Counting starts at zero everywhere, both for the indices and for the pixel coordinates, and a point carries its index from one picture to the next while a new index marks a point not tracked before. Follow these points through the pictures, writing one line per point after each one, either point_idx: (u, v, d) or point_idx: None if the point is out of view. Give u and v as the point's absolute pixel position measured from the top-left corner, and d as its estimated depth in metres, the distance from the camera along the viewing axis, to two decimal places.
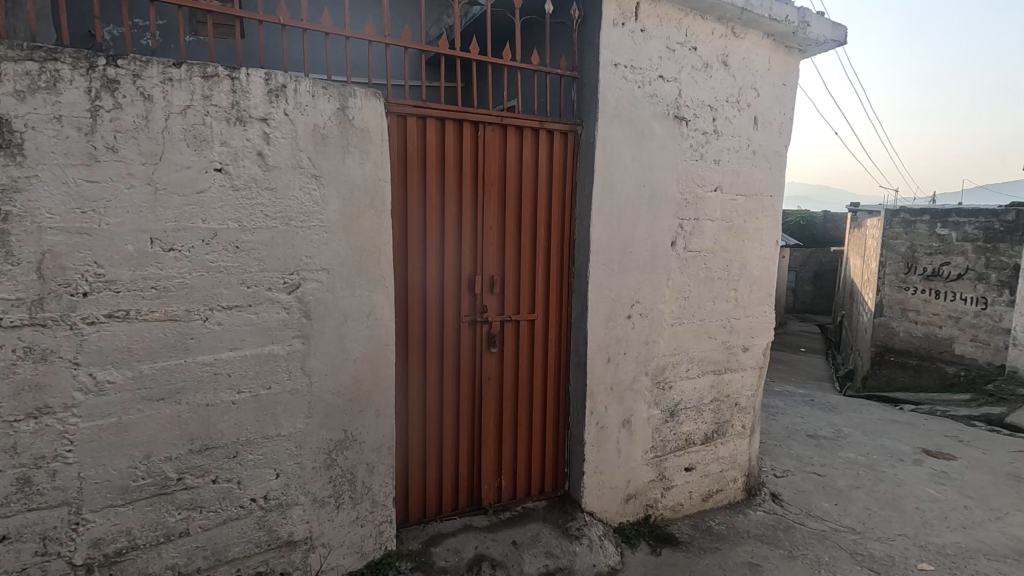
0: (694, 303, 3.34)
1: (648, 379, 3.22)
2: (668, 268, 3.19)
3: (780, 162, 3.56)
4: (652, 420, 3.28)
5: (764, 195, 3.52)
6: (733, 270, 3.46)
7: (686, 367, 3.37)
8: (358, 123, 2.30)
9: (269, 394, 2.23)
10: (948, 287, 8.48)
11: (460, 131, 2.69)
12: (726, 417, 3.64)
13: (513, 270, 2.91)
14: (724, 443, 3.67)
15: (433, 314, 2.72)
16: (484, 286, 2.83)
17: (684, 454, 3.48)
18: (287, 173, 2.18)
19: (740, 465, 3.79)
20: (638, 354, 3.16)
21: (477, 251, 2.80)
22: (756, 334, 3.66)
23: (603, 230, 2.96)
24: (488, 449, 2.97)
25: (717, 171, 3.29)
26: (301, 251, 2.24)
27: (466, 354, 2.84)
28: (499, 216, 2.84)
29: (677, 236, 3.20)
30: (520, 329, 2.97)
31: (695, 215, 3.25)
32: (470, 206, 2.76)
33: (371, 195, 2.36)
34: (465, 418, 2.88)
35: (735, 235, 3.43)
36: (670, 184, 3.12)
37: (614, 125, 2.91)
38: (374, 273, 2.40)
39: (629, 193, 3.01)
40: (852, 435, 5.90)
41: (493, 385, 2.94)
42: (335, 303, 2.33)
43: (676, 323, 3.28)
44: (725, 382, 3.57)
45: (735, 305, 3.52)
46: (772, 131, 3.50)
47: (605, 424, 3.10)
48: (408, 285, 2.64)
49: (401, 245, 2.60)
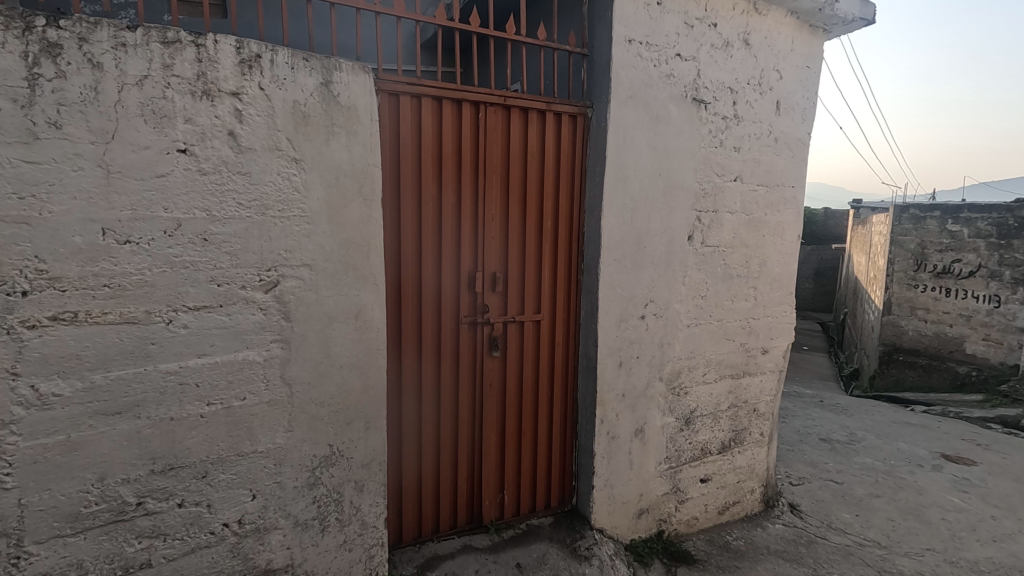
0: (712, 303, 3.09)
1: (662, 384, 2.97)
2: (685, 264, 2.94)
3: (803, 150, 3.31)
4: (666, 429, 3.04)
5: (786, 186, 3.27)
6: (753, 267, 3.22)
7: (703, 371, 3.12)
8: (345, 99, 2.04)
9: (244, 406, 1.98)
10: (959, 285, 8.24)
11: (458, 113, 2.43)
12: (744, 425, 3.40)
13: (517, 266, 2.66)
14: (742, 452, 3.43)
15: (429, 315, 2.46)
16: (485, 285, 2.58)
17: (700, 465, 3.24)
18: (263, 156, 1.91)
19: (758, 475, 3.55)
20: (653, 358, 2.91)
21: (478, 245, 2.54)
22: (776, 336, 3.42)
23: (615, 223, 2.71)
24: (489, 462, 2.72)
25: (738, 159, 3.04)
26: (280, 244, 1.98)
27: (466, 359, 2.59)
28: (501, 207, 2.59)
29: (694, 230, 2.95)
30: (524, 331, 2.71)
31: (714, 207, 3.00)
32: (470, 196, 2.51)
33: (360, 181, 2.11)
34: (464, 428, 2.63)
35: (755, 229, 3.19)
36: (687, 173, 2.87)
37: (627, 108, 2.65)
38: (363, 270, 2.15)
39: (643, 183, 2.75)
40: (866, 439, 5.67)
41: (495, 393, 2.69)
42: (318, 303, 2.08)
43: (693, 324, 3.04)
44: (743, 387, 3.33)
45: (754, 304, 3.28)
46: (795, 117, 3.24)
47: (616, 433, 2.86)
48: (402, 282, 2.38)
49: (393, 239, 2.35)
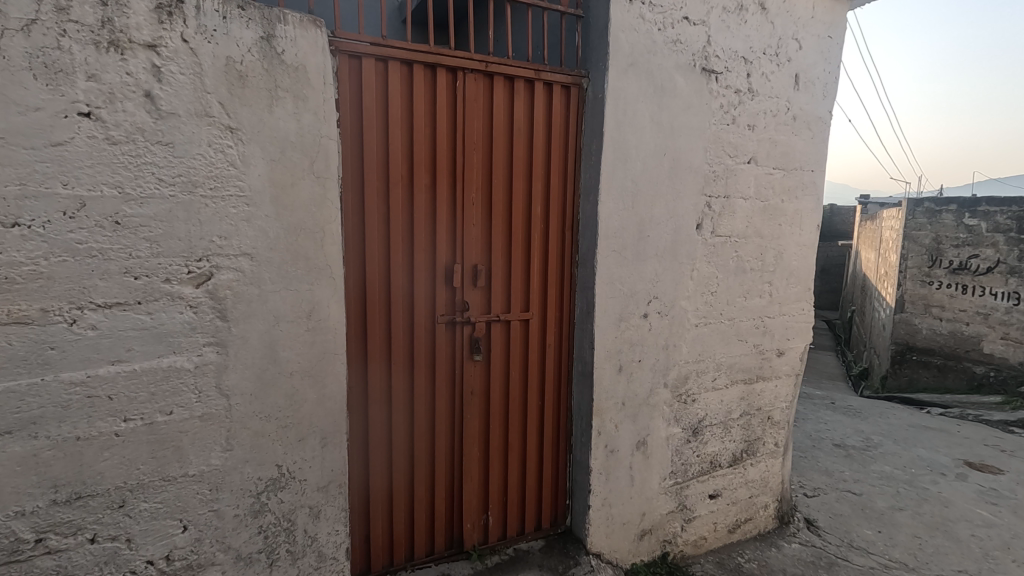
0: (723, 300, 2.77)
1: (667, 391, 2.66)
2: (692, 256, 2.62)
3: (824, 131, 2.97)
4: (671, 440, 2.72)
5: (805, 170, 2.94)
6: (768, 260, 2.89)
7: (712, 376, 2.81)
8: (291, 58, 1.72)
9: (170, 422, 1.66)
10: (976, 282, 7.88)
11: (432, 81, 2.11)
12: (757, 434, 3.08)
13: (501, 258, 2.34)
14: (755, 465, 3.10)
15: (399, 313, 2.15)
16: (465, 280, 2.26)
17: (709, 479, 2.91)
18: (189, 123, 1.59)
19: (772, 489, 3.22)
20: (656, 362, 2.59)
21: (456, 234, 2.23)
22: (793, 337, 3.10)
23: (614, 209, 2.39)
24: (471, 480, 2.40)
25: (752, 139, 2.71)
26: (213, 229, 1.66)
27: (443, 364, 2.27)
28: (483, 190, 2.27)
29: (703, 218, 2.62)
30: (511, 332, 2.39)
31: (725, 192, 2.67)
32: (446, 177, 2.19)
33: (311, 157, 1.79)
34: (442, 443, 2.32)
35: (770, 218, 2.86)
36: (695, 153, 2.54)
37: (628, 77, 2.33)
38: (316, 261, 1.84)
39: (645, 163, 2.43)
40: (884, 445, 5.33)
41: (477, 402, 2.37)
42: (262, 299, 1.76)
43: (701, 323, 2.71)
44: (756, 394, 3.01)
45: (769, 302, 2.95)
46: (815, 93, 2.91)
47: (615, 447, 2.54)
48: (367, 276, 2.07)
49: (356, 226, 2.04)
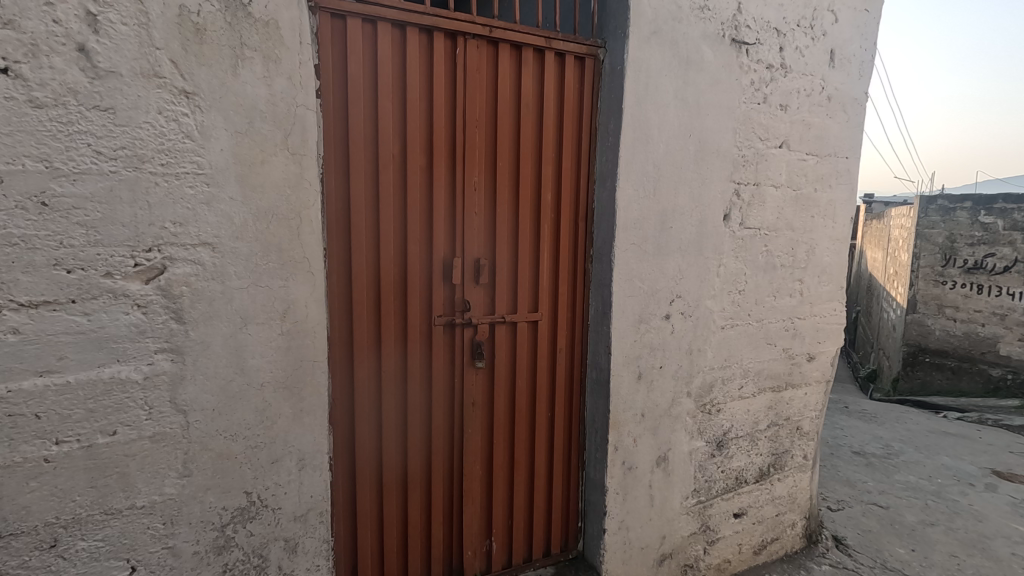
0: (751, 299, 2.50)
1: (690, 400, 2.39)
2: (719, 251, 2.35)
3: (860, 113, 2.70)
4: (694, 455, 2.45)
5: (839, 157, 2.67)
6: (799, 255, 2.63)
7: (739, 383, 2.54)
8: (261, 11, 1.45)
9: (114, 445, 1.39)
10: (992, 282, 7.58)
11: (428, 47, 1.84)
12: (785, 447, 2.81)
13: (508, 251, 2.07)
14: (782, 480, 2.83)
15: (391, 313, 1.88)
16: (466, 276, 1.99)
17: (734, 497, 2.64)
18: (134, 85, 1.32)
19: (800, 506, 2.95)
20: (679, 368, 2.33)
21: (455, 223, 1.96)
22: (823, 340, 2.83)
23: (633, 197, 2.12)
24: (472, 501, 2.13)
25: (784, 120, 2.44)
26: (165, 213, 1.39)
27: (440, 371, 2.00)
28: (487, 174, 2.00)
29: (731, 207, 2.36)
30: (517, 335, 2.12)
31: (755, 179, 2.40)
32: (445, 158, 1.92)
33: (285, 129, 1.51)
34: (439, 460, 2.05)
35: (802, 208, 2.59)
36: (723, 134, 2.27)
37: (651, 47, 2.06)
38: (292, 253, 1.56)
39: (668, 146, 2.16)
40: (906, 453, 5.06)
41: (479, 414, 2.10)
42: (226, 298, 1.49)
43: (728, 325, 2.45)
44: (784, 402, 2.75)
45: (800, 301, 2.69)
46: (851, 72, 2.64)
47: (633, 463, 2.28)
48: (353, 271, 1.80)
49: (340, 213, 1.77)
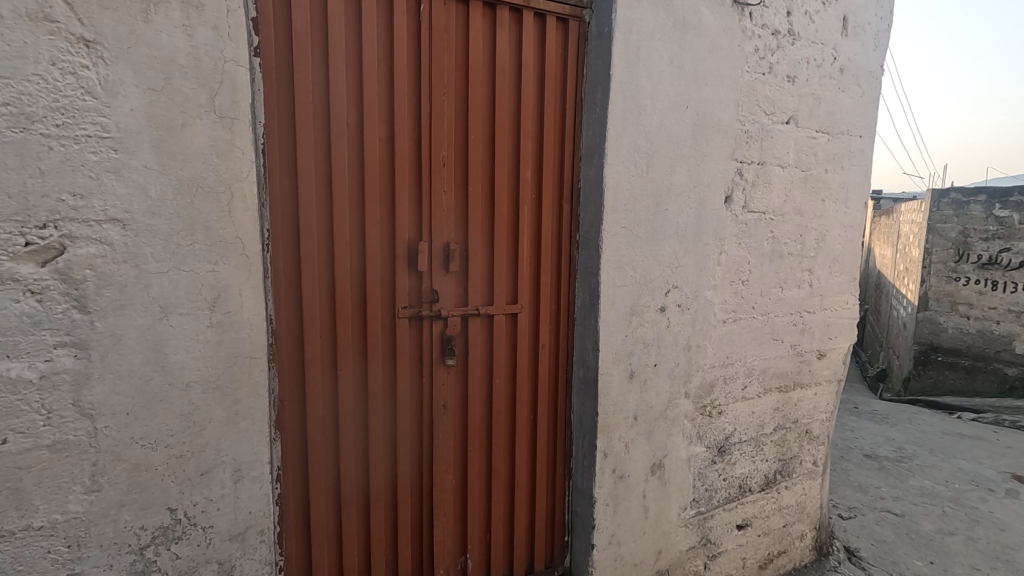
0: (756, 291, 2.28)
1: (689, 402, 2.17)
2: (720, 237, 2.13)
3: (875, 87, 2.47)
4: (693, 462, 2.23)
5: (852, 135, 2.44)
6: (808, 243, 2.41)
7: (742, 382, 2.31)
8: None
9: (3, 456, 1.17)
10: (1008, 277, 7.23)
11: (388, 4, 1.64)
12: (794, 452, 2.58)
13: (482, 235, 1.85)
14: (790, 488, 2.60)
15: (347, 304, 1.67)
16: (434, 263, 1.78)
17: (737, 507, 2.42)
18: (19, 28, 1.11)
19: (810, 516, 2.72)
20: (675, 366, 2.11)
21: (421, 203, 1.74)
22: (835, 335, 2.61)
23: (623, 175, 1.90)
24: (444, 514, 1.92)
25: (793, 93, 2.21)
26: (62, 183, 1.18)
27: (406, 370, 1.78)
28: (457, 149, 1.79)
29: (733, 188, 2.13)
30: (494, 330, 1.90)
31: (760, 157, 2.18)
32: (408, 131, 1.71)
33: (210, 88, 1.30)
34: (406, 469, 1.83)
35: (812, 191, 2.36)
36: (725, 107, 2.05)
37: (642, 6, 1.84)
38: (222, 232, 1.35)
39: (663, 118, 1.94)
40: (920, 456, 4.81)
41: (451, 418, 1.88)
42: (141, 284, 1.28)
43: (730, 319, 2.23)
44: (792, 404, 2.52)
45: (808, 293, 2.47)
46: (866, 41, 2.41)
47: (625, 471, 2.06)
48: (303, 255, 1.59)
49: (286, 190, 1.56)
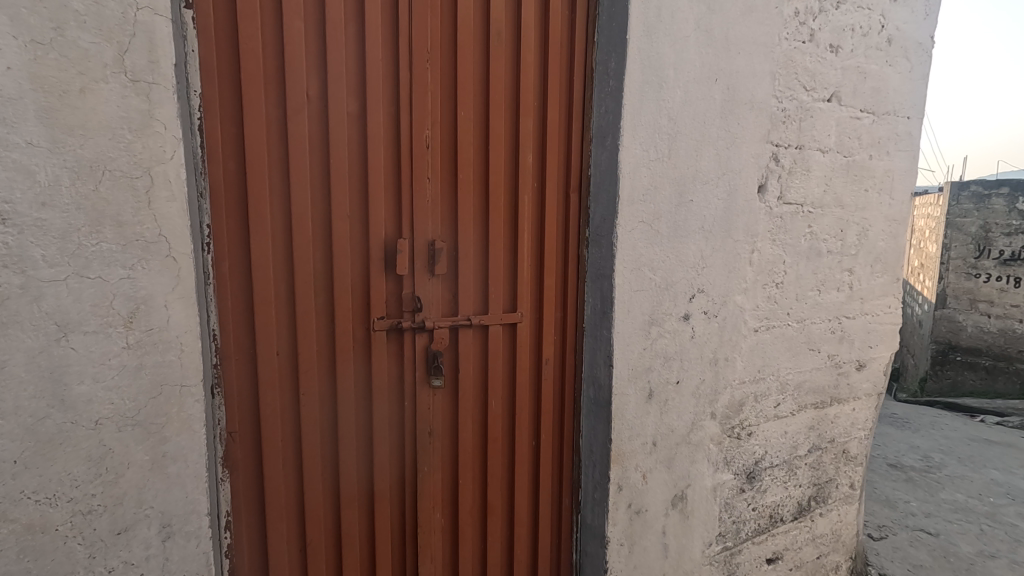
0: (792, 294, 1.98)
1: (715, 423, 1.88)
2: (753, 233, 1.83)
3: (923, 61, 2.17)
4: (719, 491, 1.94)
5: (898, 116, 2.14)
6: (849, 239, 2.11)
7: (775, 400, 2.03)
8: None
9: None
10: None
11: None
12: (829, 475, 2.29)
13: (474, 231, 1.56)
14: (825, 516, 2.31)
15: (311, 314, 1.39)
16: (416, 264, 1.49)
17: (767, 540, 2.13)
18: None
19: (846, 546, 2.43)
20: (700, 383, 1.82)
21: (401, 193, 1.46)
22: (875, 344, 2.31)
23: (641, 160, 1.61)
24: (431, 559, 1.63)
25: (835, 66, 1.91)
26: None
27: (384, 391, 1.50)
28: (444, 128, 1.50)
29: (768, 175, 1.83)
30: (490, 343, 1.61)
31: (798, 140, 1.88)
32: (384, 106, 1.42)
33: (119, 45, 1.01)
34: (386, 508, 1.55)
35: (854, 180, 2.06)
36: (760, 80, 1.75)
37: None
38: (140, 229, 1.07)
39: (688, 93, 1.65)
40: (949, 466, 4.51)
41: (439, 447, 1.59)
42: (30, 296, 0.98)
43: (762, 328, 1.93)
44: (828, 421, 2.23)
45: (848, 297, 2.17)
46: (915, 8, 2.10)
47: (642, 505, 1.78)
48: (254, 255, 1.31)
49: (232, 178, 1.28)
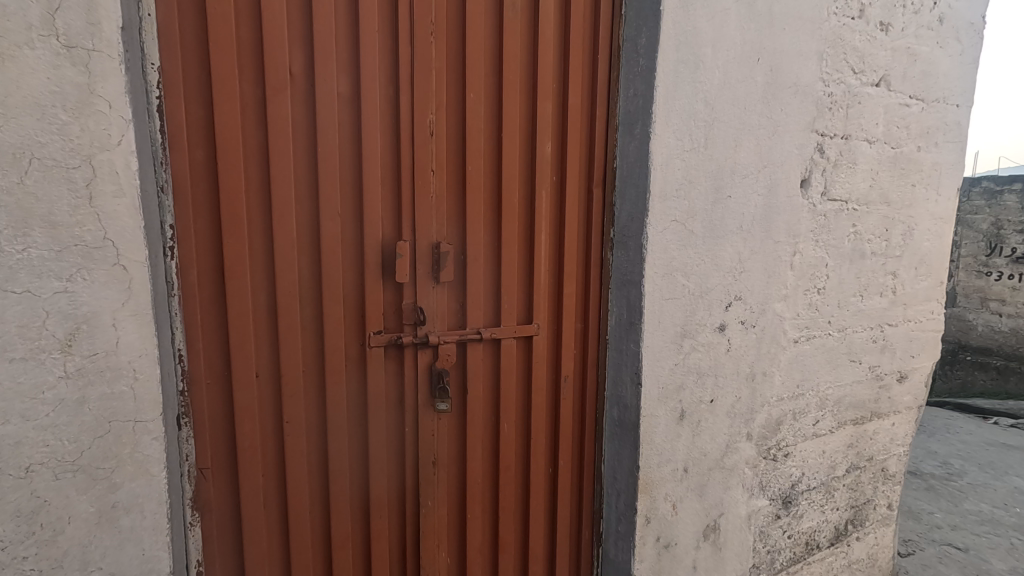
0: (835, 301, 1.79)
1: (751, 445, 1.69)
2: (795, 233, 1.64)
3: (975, 43, 1.97)
4: (754, 519, 1.75)
5: (947, 104, 1.94)
6: (894, 239, 1.92)
7: (814, 417, 1.84)
8: None
9: None
10: None
11: None
12: (867, 496, 2.10)
13: (485, 231, 1.36)
14: (862, 539, 2.13)
15: (296, 329, 1.19)
16: (419, 269, 1.29)
17: (803, 569, 1.94)
18: None
19: (882, 570, 2.24)
20: (736, 402, 1.63)
21: (401, 187, 1.25)
22: (917, 353, 2.12)
23: (675, 150, 1.41)
24: None
25: (885, 46, 1.71)
26: None
27: (382, 416, 1.30)
28: (451, 113, 1.29)
29: (812, 168, 1.64)
30: (502, 359, 1.41)
31: (845, 129, 1.68)
32: (381, 86, 1.22)
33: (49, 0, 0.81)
34: (384, 549, 1.35)
35: (901, 174, 1.87)
36: (806, 61, 1.55)
37: None
38: (80, 231, 0.86)
39: (726, 74, 1.45)
40: (969, 474, 4.34)
41: (444, 478, 1.40)
42: None
43: (802, 338, 1.74)
44: (868, 438, 2.04)
45: (890, 303, 1.98)
46: None
47: (671, 539, 1.59)
48: (228, 261, 1.11)
49: (200, 169, 1.08)
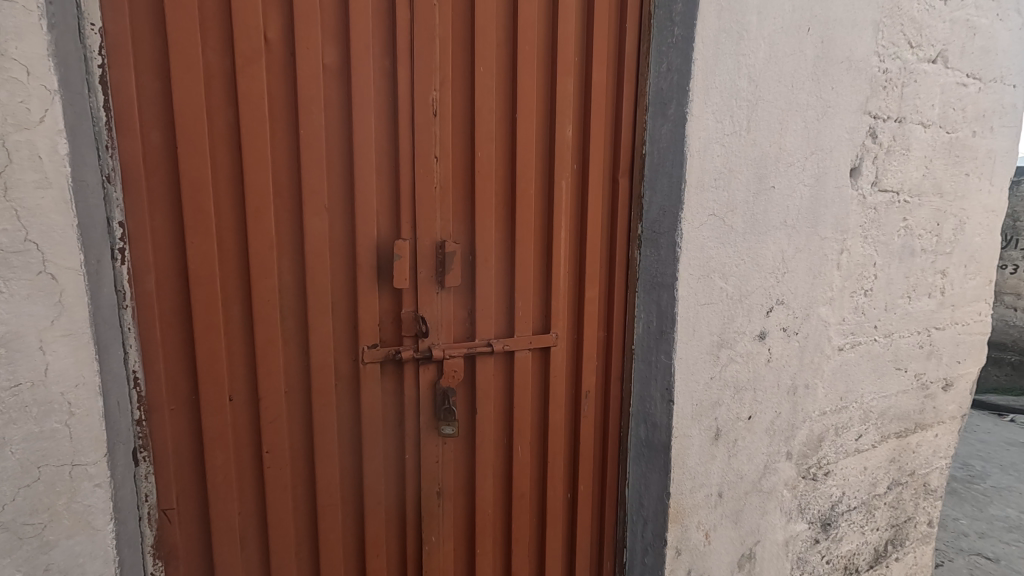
0: (882, 303, 1.61)
1: (791, 465, 1.52)
2: (844, 228, 1.45)
3: None
4: (791, 546, 1.58)
5: (1005, 84, 1.75)
6: (946, 234, 1.73)
7: (857, 432, 1.66)
8: None
9: None
10: None
11: None
12: (908, 514, 1.93)
13: (497, 229, 1.18)
14: (901, 560, 1.96)
15: (276, 345, 1.01)
16: (420, 273, 1.11)
17: None
18: None
19: None
20: (776, 418, 1.45)
21: (399, 177, 1.07)
22: (964, 359, 1.94)
23: (714, 134, 1.23)
24: None
25: (944, 17, 1.52)
26: None
27: (378, 442, 1.12)
28: (457, 91, 1.11)
29: (863, 155, 1.45)
30: (515, 374, 1.24)
31: (899, 111, 1.50)
32: (376, 58, 1.03)
33: None
34: None
35: (956, 162, 1.68)
36: (860, 32, 1.36)
37: None
38: None
39: (772, 46, 1.26)
40: (992, 476, 4.17)
41: (450, 511, 1.22)
42: None
43: (848, 345, 1.56)
44: (910, 452, 1.87)
45: (939, 304, 1.80)
46: None
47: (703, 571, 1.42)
48: (193, 265, 0.93)
49: (158, 155, 0.90)
